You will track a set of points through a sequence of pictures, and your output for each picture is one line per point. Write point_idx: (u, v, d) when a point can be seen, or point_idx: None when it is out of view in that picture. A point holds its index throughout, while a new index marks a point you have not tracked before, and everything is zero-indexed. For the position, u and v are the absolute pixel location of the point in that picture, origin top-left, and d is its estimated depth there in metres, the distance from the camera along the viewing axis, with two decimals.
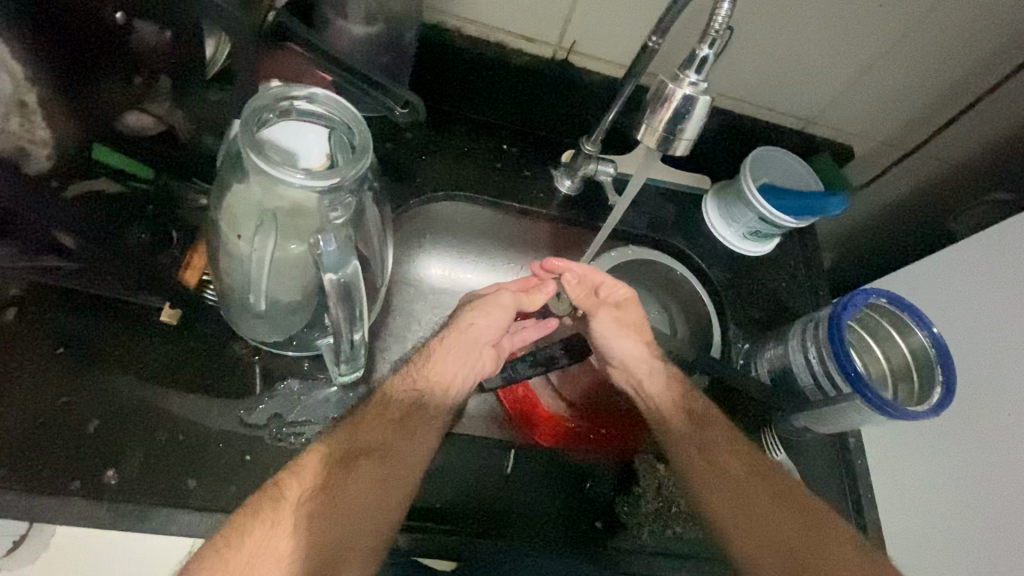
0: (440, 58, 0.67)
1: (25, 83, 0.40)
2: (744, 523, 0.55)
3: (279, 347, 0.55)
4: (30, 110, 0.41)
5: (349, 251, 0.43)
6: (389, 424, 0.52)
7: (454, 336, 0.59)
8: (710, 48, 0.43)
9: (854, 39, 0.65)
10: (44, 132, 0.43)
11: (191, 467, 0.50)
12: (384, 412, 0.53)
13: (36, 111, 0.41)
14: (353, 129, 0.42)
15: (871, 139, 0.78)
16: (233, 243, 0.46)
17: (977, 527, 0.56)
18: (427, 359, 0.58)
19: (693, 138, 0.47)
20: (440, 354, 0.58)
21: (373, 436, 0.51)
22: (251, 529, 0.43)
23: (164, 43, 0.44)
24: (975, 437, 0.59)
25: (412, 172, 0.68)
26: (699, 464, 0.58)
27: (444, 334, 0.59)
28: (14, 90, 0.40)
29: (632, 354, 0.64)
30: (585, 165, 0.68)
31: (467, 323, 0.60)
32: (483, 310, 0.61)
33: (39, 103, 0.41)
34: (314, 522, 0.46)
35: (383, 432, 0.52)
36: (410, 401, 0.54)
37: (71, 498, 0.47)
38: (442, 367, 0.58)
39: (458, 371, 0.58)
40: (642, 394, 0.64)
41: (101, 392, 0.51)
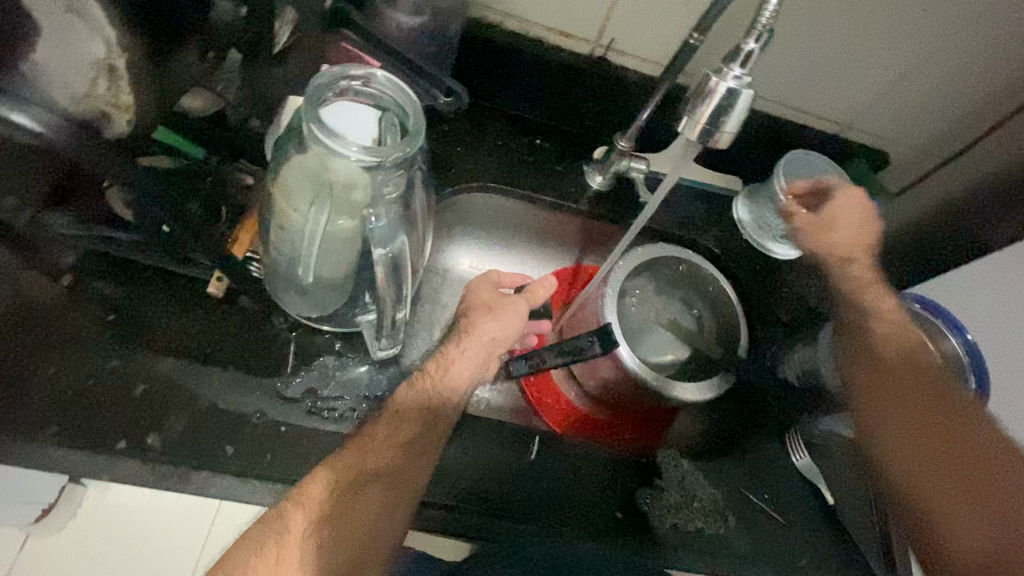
0: (481, 51, 0.68)
1: (115, 49, 0.43)
2: (896, 416, 0.54)
3: (318, 322, 0.58)
4: (118, 74, 0.44)
5: (398, 227, 0.45)
6: (407, 431, 0.52)
7: (471, 340, 0.57)
8: (755, 43, 0.44)
9: (896, 43, 0.65)
10: (128, 97, 0.46)
11: (230, 434, 0.52)
12: (400, 417, 0.53)
13: (123, 76, 0.45)
14: (407, 110, 0.44)
15: (909, 146, 0.77)
16: (287, 215, 0.47)
17: None
18: (443, 372, 0.56)
19: (734, 131, 0.47)
20: (454, 359, 0.57)
21: (379, 456, 0.50)
22: (253, 565, 0.43)
23: (239, 20, 0.49)
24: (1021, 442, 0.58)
25: (448, 162, 0.70)
26: (859, 355, 0.59)
27: (456, 339, 0.58)
28: (105, 54, 0.43)
29: (847, 239, 0.62)
30: (618, 162, 0.69)
31: (486, 337, 0.58)
32: (496, 316, 0.59)
33: (126, 68, 0.44)
34: (325, 551, 0.47)
35: (389, 457, 0.51)
36: (421, 414, 0.53)
37: (118, 456, 0.49)
38: (459, 371, 0.57)
39: (476, 369, 0.58)
40: (845, 274, 0.62)
41: (146, 360, 0.53)
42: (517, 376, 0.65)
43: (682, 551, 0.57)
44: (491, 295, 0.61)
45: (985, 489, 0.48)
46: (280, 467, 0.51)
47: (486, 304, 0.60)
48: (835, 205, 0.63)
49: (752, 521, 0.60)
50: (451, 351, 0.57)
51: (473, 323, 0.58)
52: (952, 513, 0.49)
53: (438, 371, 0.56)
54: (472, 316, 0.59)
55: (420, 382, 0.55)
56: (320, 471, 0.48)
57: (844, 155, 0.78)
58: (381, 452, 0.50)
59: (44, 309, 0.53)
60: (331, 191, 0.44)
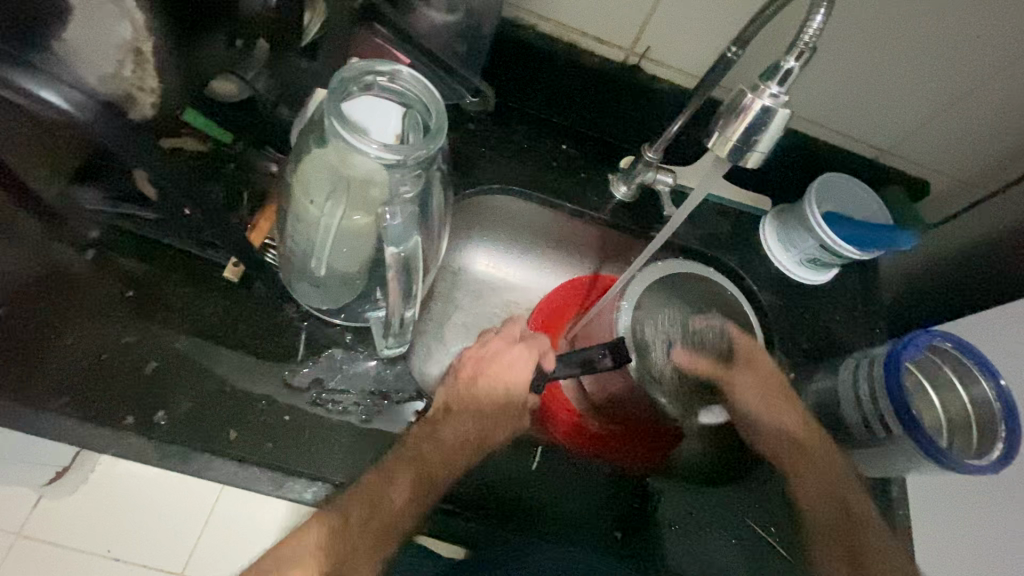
0: (514, 54, 0.67)
1: (143, 33, 0.41)
2: None
3: (329, 313, 0.57)
4: (145, 59, 0.41)
5: (412, 228, 0.45)
6: (399, 493, 0.51)
7: (466, 423, 0.58)
8: (795, 61, 0.42)
9: (945, 68, 0.62)
10: (153, 82, 0.43)
11: (234, 418, 0.52)
12: (407, 464, 0.53)
13: (149, 60, 0.42)
14: (432, 110, 0.43)
15: (950, 176, 0.73)
16: (303, 206, 0.47)
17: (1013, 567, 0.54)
18: (445, 417, 0.58)
19: (766, 151, 0.46)
20: (442, 422, 0.57)
21: (365, 522, 0.50)
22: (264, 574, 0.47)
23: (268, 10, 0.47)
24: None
25: (471, 162, 0.69)
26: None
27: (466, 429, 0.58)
28: (133, 38, 0.40)
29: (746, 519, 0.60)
30: (643, 173, 0.68)
31: (478, 403, 0.60)
32: (507, 423, 0.60)
33: (153, 53, 0.42)
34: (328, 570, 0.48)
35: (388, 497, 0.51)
36: (411, 474, 0.52)
37: (124, 431, 0.49)
38: (446, 433, 0.56)
39: (468, 434, 0.58)
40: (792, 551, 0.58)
41: (159, 337, 0.54)
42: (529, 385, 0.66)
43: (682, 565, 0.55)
44: (493, 383, 0.61)
45: None
46: (280, 456, 0.51)
47: (496, 397, 0.61)
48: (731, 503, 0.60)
49: (751, 549, 0.58)
50: (451, 416, 0.58)
51: (472, 399, 0.60)
52: None
53: (431, 442, 0.55)
54: (474, 377, 0.61)
55: (410, 439, 0.54)
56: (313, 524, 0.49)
57: (881, 181, 0.75)
58: (372, 494, 0.50)
59: (64, 281, 0.54)
60: (349, 185, 0.44)
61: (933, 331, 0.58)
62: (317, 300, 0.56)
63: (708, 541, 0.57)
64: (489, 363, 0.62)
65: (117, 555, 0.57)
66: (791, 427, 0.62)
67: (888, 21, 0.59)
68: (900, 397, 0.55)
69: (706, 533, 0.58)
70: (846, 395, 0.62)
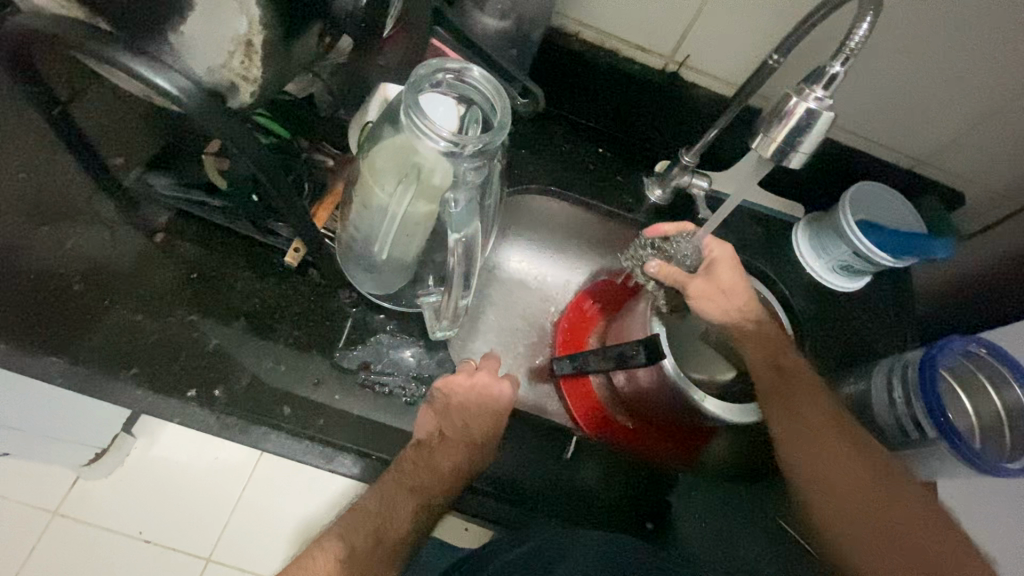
0: (557, 61, 0.71)
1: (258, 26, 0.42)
2: None
3: (380, 299, 0.60)
4: (254, 51, 0.43)
5: (472, 215, 0.49)
6: (402, 519, 0.54)
7: (460, 448, 0.56)
8: (841, 66, 0.44)
9: (983, 81, 0.63)
10: (258, 72, 0.45)
11: (288, 396, 0.55)
12: (401, 482, 0.54)
13: (258, 52, 0.43)
14: (497, 105, 0.47)
15: (984, 187, 0.74)
16: (371, 194, 0.49)
17: None
18: (435, 446, 0.56)
19: (809, 152, 0.47)
20: (435, 449, 0.56)
21: (373, 542, 0.52)
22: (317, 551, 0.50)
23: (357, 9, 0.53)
24: None
25: (512, 164, 0.72)
26: None
27: (440, 458, 0.55)
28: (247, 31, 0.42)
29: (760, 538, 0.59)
30: (679, 177, 0.70)
31: (466, 432, 0.57)
32: (484, 450, 0.57)
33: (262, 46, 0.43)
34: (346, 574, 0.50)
35: (388, 517, 0.53)
36: (412, 503, 0.54)
37: (188, 402, 0.53)
38: (442, 460, 0.55)
39: (464, 462, 0.56)
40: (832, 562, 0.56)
41: (220, 318, 0.57)
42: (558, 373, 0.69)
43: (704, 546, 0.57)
44: (477, 410, 0.58)
45: None
46: (330, 433, 0.54)
47: (485, 423, 0.58)
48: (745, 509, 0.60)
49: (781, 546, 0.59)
50: (444, 442, 0.56)
51: (463, 426, 0.57)
52: None
53: (427, 468, 0.55)
54: (460, 407, 0.58)
55: (407, 465, 0.54)
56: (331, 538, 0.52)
57: (914, 191, 0.76)
58: (372, 512, 0.53)
59: (136, 260, 0.58)
60: (417, 175, 0.46)
61: (968, 336, 0.59)
62: (369, 284, 0.58)
63: (737, 541, 0.58)
64: (474, 396, 0.58)
65: (150, 536, 0.69)
66: (814, 419, 0.60)
67: (928, 33, 0.60)
68: (935, 402, 0.55)
69: (733, 531, 0.59)
70: (878, 398, 0.63)
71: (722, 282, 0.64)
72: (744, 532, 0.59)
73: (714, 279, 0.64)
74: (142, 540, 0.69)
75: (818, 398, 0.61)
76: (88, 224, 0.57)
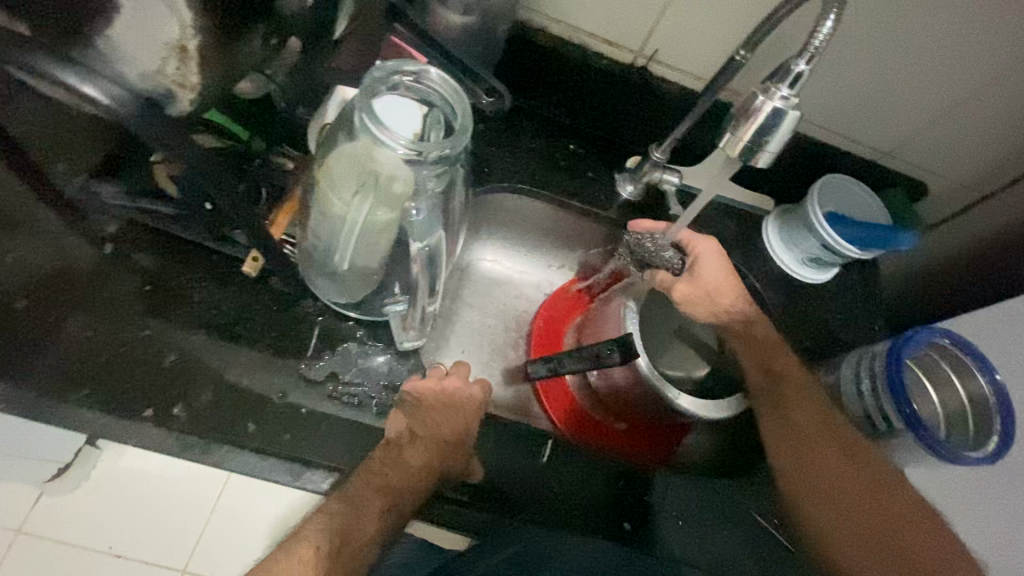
0: (525, 56, 0.69)
1: (190, 30, 0.39)
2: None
3: (345, 308, 0.59)
4: (189, 56, 0.40)
5: (434, 222, 0.49)
6: (370, 518, 0.54)
7: (421, 444, 0.59)
8: (805, 64, 0.44)
9: (944, 74, 0.64)
10: (196, 79, 0.42)
11: (253, 411, 0.53)
12: (371, 481, 0.55)
13: (193, 57, 0.40)
14: (457, 107, 0.45)
15: (948, 178, 0.76)
16: (329, 202, 0.46)
17: None
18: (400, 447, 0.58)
19: (776, 151, 0.47)
20: (404, 448, 0.58)
21: (347, 541, 0.52)
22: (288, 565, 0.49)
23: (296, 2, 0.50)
24: None
25: (482, 161, 0.71)
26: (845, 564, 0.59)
27: (410, 458, 0.58)
28: (179, 35, 0.39)
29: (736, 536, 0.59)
30: (651, 173, 0.69)
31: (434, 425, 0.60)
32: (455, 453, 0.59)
33: (197, 51, 0.40)
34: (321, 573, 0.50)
35: (361, 516, 0.54)
36: (380, 501, 0.55)
37: (144, 422, 0.50)
38: (410, 458, 0.58)
39: (427, 458, 0.58)
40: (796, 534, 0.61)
41: (178, 332, 0.55)
42: (534, 376, 0.67)
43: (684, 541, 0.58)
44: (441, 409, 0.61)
45: None
46: (299, 448, 0.52)
47: (449, 422, 0.60)
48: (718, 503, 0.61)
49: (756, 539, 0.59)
50: (411, 441, 0.58)
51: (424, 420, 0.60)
52: None
53: (396, 467, 0.57)
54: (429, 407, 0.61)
55: (376, 463, 0.55)
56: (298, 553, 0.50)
57: (882, 182, 0.77)
58: (348, 511, 0.53)
59: (85, 272, 0.55)
60: (375, 181, 0.44)
61: (932, 328, 0.60)
62: (333, 292, 0.57)
63: (713, 536, 0.59)
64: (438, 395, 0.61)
65: (119, 552, 0.54)
66: (804, 423, 0.63)
67: (891, 28, 0.60)
68: (897, 390, 0.57)
69: (708, 524, 0.59)
70: (848, 389, 0.64)
71: (706, 282, 0.66)
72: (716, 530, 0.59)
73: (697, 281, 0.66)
74: (112, 556, 0.54)
75: (806, 394, 0.64)
76: (30, 236, 0.54)
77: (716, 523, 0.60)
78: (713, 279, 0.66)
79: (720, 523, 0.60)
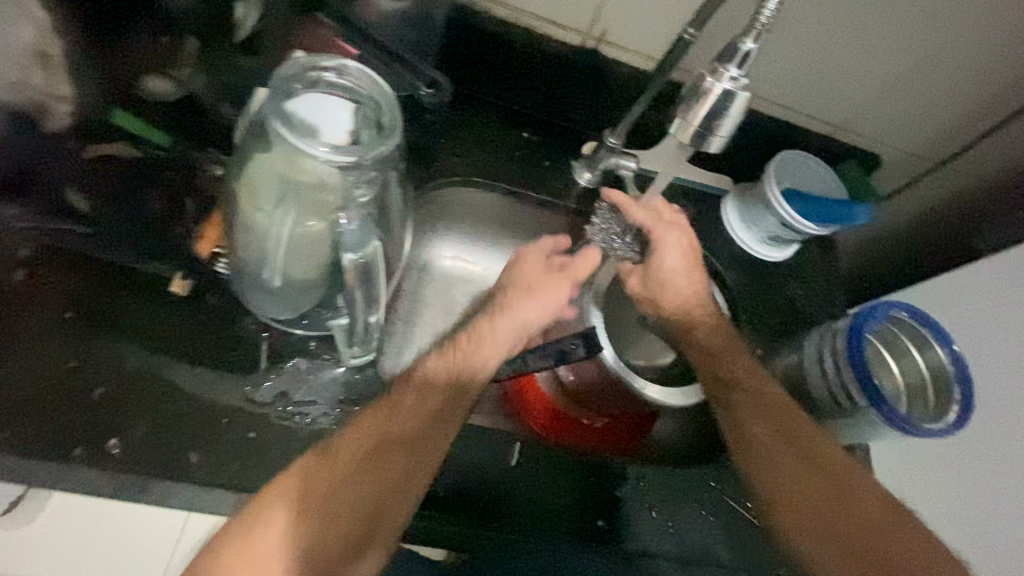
0: (466, 41, 0.65)
1: (45, 35, 0.46)
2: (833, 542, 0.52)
3: (291, 324, 0.55)
4: (49, 60, 0.47)
5: (370, 232, 0.45)
6: (386, 438, 0.48)
7: (447, 395, 0.52)
8: (753, 43, 0.42)
9: (891, 46, 0.64)
10: (66, 89, 0.49)
11: (196, 440, 0.49)
12: (401, 408, 0.49)
13: (56, 62, 0.48)
14: (382, 106, 0.43)
15: (900, 149, 0.76)
16: (251, 216, 0.45)
17: (986, 522, 0.56)
18: (477, 343, 0.55)
19: (728, 135, 0.45)
20: (397, 430, 0.48)
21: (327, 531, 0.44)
22: (273, 494, 0.43)
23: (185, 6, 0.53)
24: (996, 449, 0.58)
25: (431, 155, 0.67)
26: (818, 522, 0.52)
27: (493, 320, 0.57)
28: (37, 40, 0.46)
29: (709, 523, 0.59)
30: (606, 158, 0.66)
31: (519, 315, 0.58)
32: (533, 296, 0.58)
33: (59, 55, 0.48)
34: (300, 507, 0.43)
35: (373, 438, 0.47)
36: (403, 425, 0.48)
37: (72, 464, 0.46)
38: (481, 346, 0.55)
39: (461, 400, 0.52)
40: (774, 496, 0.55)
41: (107, 360, 0.50)
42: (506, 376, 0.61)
43: (655, 531, 0.57)
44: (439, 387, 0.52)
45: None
46: (249, 476, 0.49)
47: (450, 393, 0.52)
48: (689, 488, 0.60)
49: (730, 525, 0.59)
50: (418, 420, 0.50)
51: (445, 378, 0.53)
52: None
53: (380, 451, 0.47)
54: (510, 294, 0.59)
55: (364, 427, 0.47)
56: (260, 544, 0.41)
57: (837, 156, 0.77)
58: (346, 443, 0.46)
59: None
60: (297, 192, 0.42)
61: (891, 302, 0.60)
62: (276, 308, 0.54)
63: (686, 524, 0.58)
64: (523, 283, 0.59)
65: None
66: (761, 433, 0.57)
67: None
68: (860, 364, 0.57)
69: (684, 511, 0.59)
70: (811, 367, 0.64)
71: (664, 280, 0.64)
72: (687, 523, 0.58)
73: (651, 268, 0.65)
74: None
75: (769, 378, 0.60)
76: None
77: (684, 512, 0.59)
78: (686, 273, 0.64)
79: (689, 512, 0.59)
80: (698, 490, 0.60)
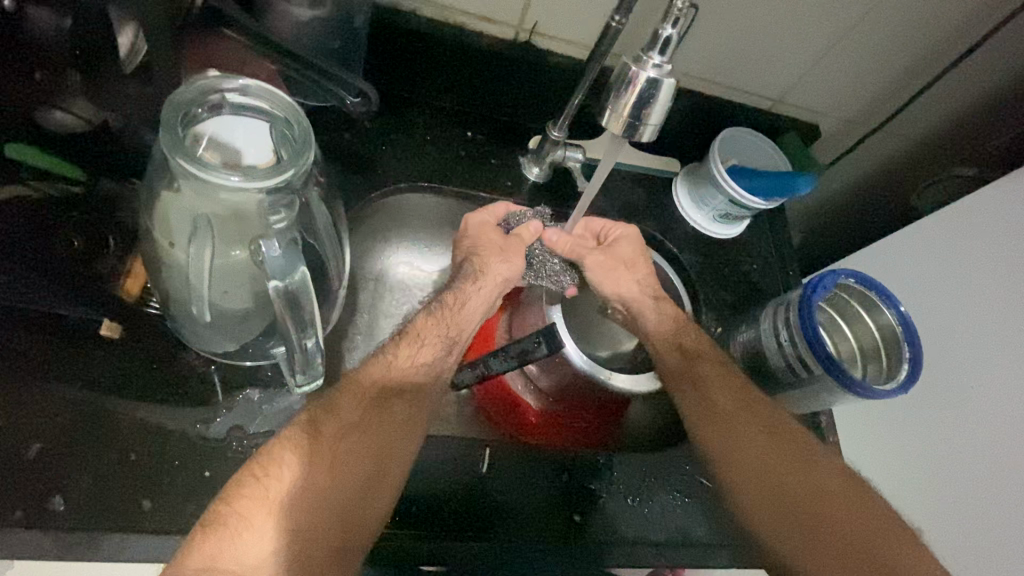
0: (395, 44, 0.64)
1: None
2: (779, 485, 0.53)
3: (240, 357, 0.53)
4: None
5: (296, 257, 0.41)
6: (390, 420, 0.51)
7: (424, 365, 0.55)
8: (673, 28, 0.42)
9: (818, 18, 0.64)
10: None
11: (146, 486, 0.47)
12: (397, 386, 0.53)
13: None
14: (292, 123, 0.42)
15: (837, 118, 0.78)
16: (168, 253, 0.45)
17: (942, 466, 0.58)
18: (460, 306, 0.60)
19: (660, 123, 0.45)
20: (380, 421, 0.50)
21: (319, 515, 0.44)
22: (268, 474, 0.44)
23: (64, 33, 0.45)
24: (946, 398, 0.60)
25: (373, 163, 0.66)
26: (753, 449, 0.55)
27: (479, 287, 0.61)
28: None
29: (685, 506, 0.59)
30: (552, 152, 0.66)
31: (498, 278, 0.62)
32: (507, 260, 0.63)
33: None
34: (311, 488, 0.45)
35: (376, 414, 0.51)
36: (405, 408, 0.52)
37: (12, 528, 0.43)
38: (469, 316, 0.60)
39: (436, 368, 0.56)
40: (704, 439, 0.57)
41: (40, 413, 0.47)
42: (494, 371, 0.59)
43: (631, 521, 0.57)
44: (410, 373, 0.54)
45: (853, 519, 0.50)
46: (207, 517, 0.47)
47: (423, 378, 0.55)
48: (660, 472, 0.60)
49: (705, 505, 0.60)
50: (390, 401, 0.52)
51: (422, 354, 0.56)
52: (811, 502, 0.51)
53: (365, 444, 0.49)
54: (492, 258, 0.62)
55: (363, 406, 0.50)
56: (254, 530, 0.41)
57: (778, 129, 0.78)
58: (340, 420, 0.49)
59: None
60: (209, 223, 0.42)
61: (837, 270, 0.61)
62: (219, 341, 0.51)
63: (659, 509, 0.59)
64: (497, 250, 0.63)
65: None
66: (740, 410, 0.58)
67: None
68: (813, 333, 0.58)
69: (660, 494, 0.59)
70: (768, 342, 0.64)
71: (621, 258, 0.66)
72: (662, 512, 0.58)
73: (615, 252, 0.66)
74: None
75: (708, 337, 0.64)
76: None
77: (659, 498, 0.59)
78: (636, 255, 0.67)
79: (664, 501, 0.59)
80: (673, 473, 0.61)
